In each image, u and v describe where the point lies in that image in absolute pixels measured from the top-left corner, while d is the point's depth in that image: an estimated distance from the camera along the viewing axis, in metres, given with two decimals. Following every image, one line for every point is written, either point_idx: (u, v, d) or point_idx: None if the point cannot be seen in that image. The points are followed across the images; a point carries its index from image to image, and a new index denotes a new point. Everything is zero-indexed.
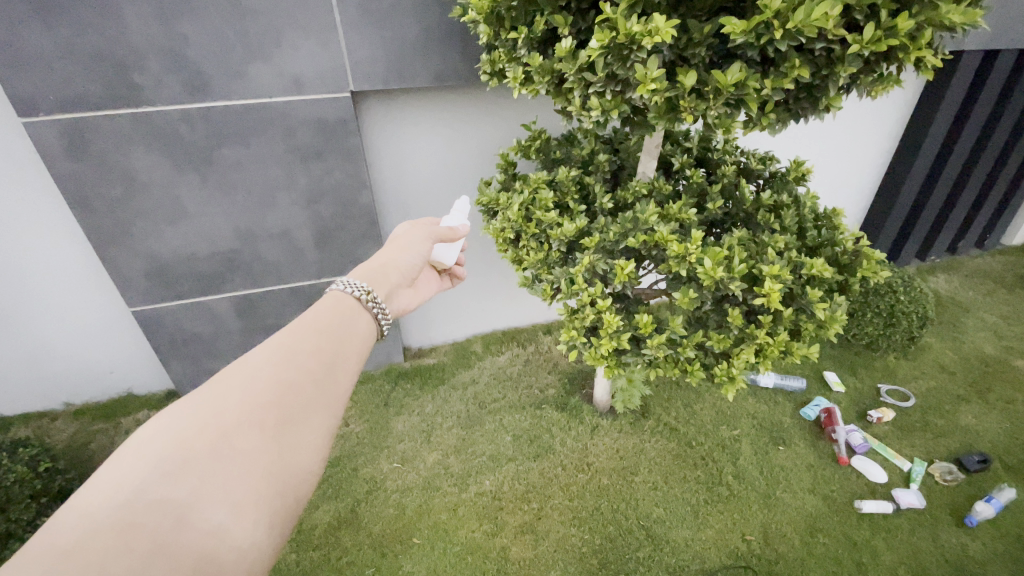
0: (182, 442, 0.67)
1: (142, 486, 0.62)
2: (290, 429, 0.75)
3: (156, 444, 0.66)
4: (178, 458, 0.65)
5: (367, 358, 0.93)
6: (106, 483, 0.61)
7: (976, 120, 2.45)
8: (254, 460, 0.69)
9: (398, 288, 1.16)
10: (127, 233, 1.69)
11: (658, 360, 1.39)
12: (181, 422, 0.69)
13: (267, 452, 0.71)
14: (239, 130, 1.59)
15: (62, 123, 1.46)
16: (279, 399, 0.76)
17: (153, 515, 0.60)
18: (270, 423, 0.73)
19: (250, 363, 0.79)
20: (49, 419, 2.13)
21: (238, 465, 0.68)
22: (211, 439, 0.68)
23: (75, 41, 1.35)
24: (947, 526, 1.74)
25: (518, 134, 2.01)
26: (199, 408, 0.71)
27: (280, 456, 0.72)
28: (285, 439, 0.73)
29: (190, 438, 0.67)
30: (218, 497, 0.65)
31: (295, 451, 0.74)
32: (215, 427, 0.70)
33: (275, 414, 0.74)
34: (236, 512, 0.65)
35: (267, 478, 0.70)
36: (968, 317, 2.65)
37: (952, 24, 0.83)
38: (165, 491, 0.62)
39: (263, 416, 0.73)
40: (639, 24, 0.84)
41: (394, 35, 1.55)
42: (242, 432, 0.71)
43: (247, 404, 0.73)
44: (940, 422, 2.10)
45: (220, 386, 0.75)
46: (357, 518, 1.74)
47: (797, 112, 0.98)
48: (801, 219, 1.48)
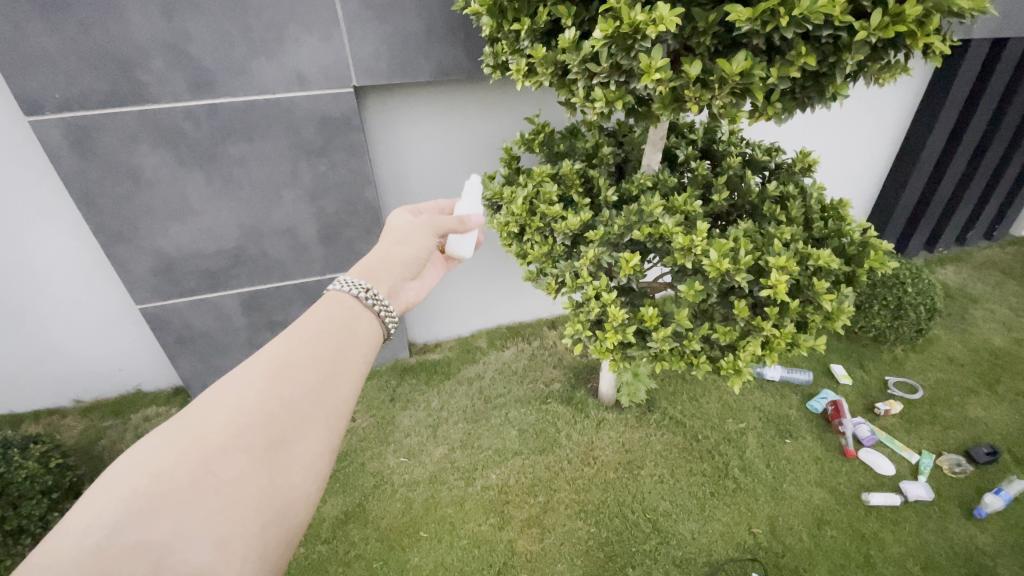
0: (165, 474, 0.67)
1: (121, 523, 0.62)
2: (277, 453, 0.74)
3: (139, 476, 0.66)
4: (159, 492, 0.65)
5: (368, 365, 0.93)
6: (86, 523, 0.61)
7: (985, 110, 2.42)
8: (240, 488, 0.70)
9: (401, 283, 1.15)
10: (134, 231, 1.70)
11: (663, 353, 1.38)
12: (164, 452, 0.69)
13: (254, 479, 0.71)
14: (243, 126, 1.60)
15: (68, 122, 1.47)
16: (267, 422, 0.76)
17: (132, 554, 0.60)
18: (257, 448, 0.73)
19: (237, 383, 0.79)
20: (59, 416, 2.15)
21: (223, 495, 0.68)
22: (195, 469, 0.68)
23: (80, 40, 1.36)
24: (956, 518, 1.73)
25: (521, 128, 2.00)
26: (182, 435, 0.71)
27: (268, 481, 0.72)
28: (272, 465, 0.73)
29: (173, 470, 0.68)
30: (202, 531, 0.65)
31: (285, 474, 0.74)
32: (199, 456, 0.70)
33: (263, 437, 0.74)
34: (221, 544, 0.65)
35: (255, 505, 0.70)
36: (976, 309, 2.63)
37: (960, 10, 0.82)
38: (145, 527, 0.62)
39: (251, 441, 0.73)
40: (643, 14, 0.82)
41: (396, 30, 1.55)
42: (227, 459, 0.71)
43: (233, 429, 0.74)
44: (949, 414, 2.08)
45: (205, 411, 0.75)
46: (364, 512, 1.75)
47: (803, 101, 0.97)
48: (807, 210, 1.47)
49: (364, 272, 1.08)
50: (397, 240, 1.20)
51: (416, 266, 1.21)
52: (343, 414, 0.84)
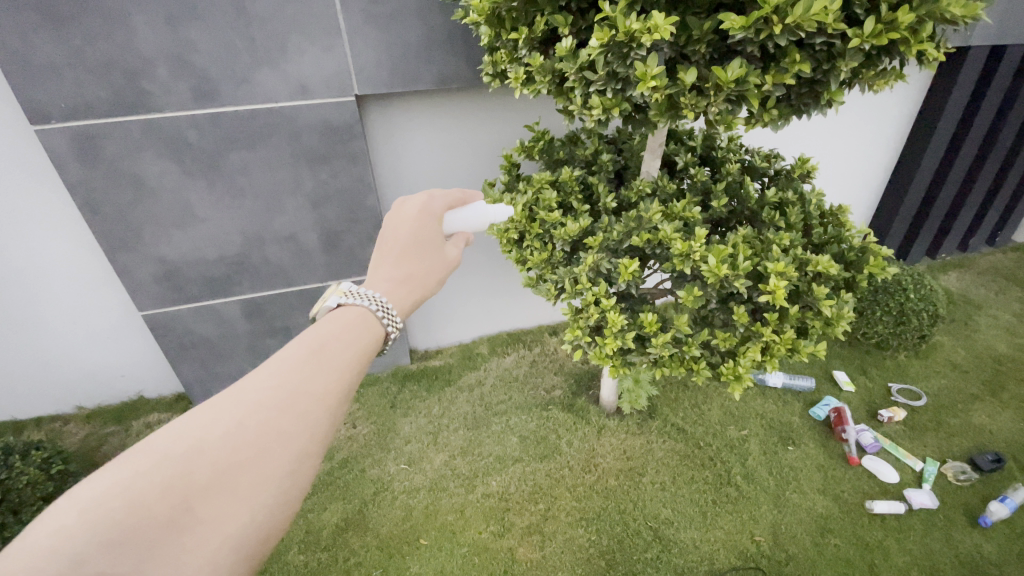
0: (147, 497, 0.58)
1: (90, 550, 0.52)
2: (271, 486, 0.66)
3: (118, 494, 0.56)
4: (139, 517, 0.56)
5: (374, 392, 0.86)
6: (49, 544, 0.51)
7: (985, 117, 2.43)
8: (223, 523, 0.61)
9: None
10: (137, 238, 1.72)
11: (663, 359, 1.38)
12: (151, 469, 0.60)
13: (239, 514, 0.62)
14: (246, 134, 1.61)
15: (73, 130, 1.49)
16: (265, 448, 0.67)
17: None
18: (252, 476, 0.65)
19: (241, 395, 0.70)
20: (61, 423, 2.16)
21: (205, 528, 0.60)
22: (181, 495, 0.59)
23: (86, 50, 1.38)
24: (961, 527, 1.71)
25: (521, 136, 2.01)
26: (172, 454, 0.62)
27: (254, 516, 0.64)
28: (262, 499, 0.65)
29: (159, 493, 0.58)
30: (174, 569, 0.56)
31: (272, 510, 0.66)
32: (188, 484, 0.60)
33: (259, 465, 0.66)
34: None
35: (234, 544, 0.62)
36: (980, 315, 2.62)
37: (953, 17, 0.84)
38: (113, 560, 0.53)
39: (244, 469, 0.65)
40: (638, 22, 0.84)
41: (398, 39, 1.57)
42: (217, 487, 0.62)
43: (230, 452, 0.65)
44: (953, 421, 2.07)
45: (203, 423, 0.66)
46: (364, 518, 1.74)
47: (799, 107, 0.98)
48: (806, 217, 1.47)
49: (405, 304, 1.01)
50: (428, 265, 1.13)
51: None
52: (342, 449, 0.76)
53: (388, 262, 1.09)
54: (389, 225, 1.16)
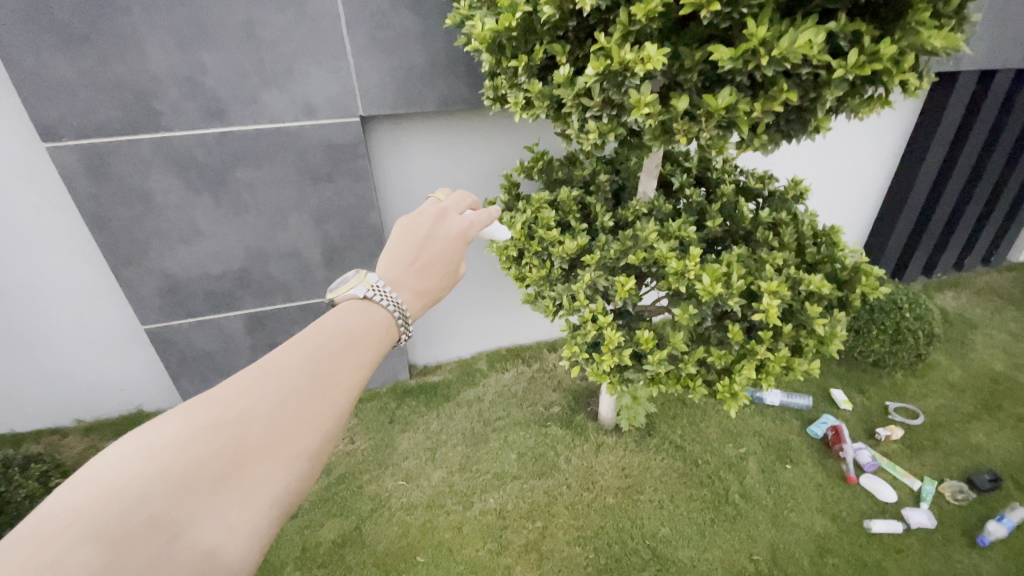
0: (191, 453, 0.59)
1: (139, 496, 0.54)
2: (307, 451, 0.66)
3: (163, 448, 0.58)
4: (184, 470, 0.57)
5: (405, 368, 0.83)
6: (102, 488, 0.54)
7: (976, 139, 2.48)
8: (261, 482, 0.61)
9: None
10: (142, 252, 1.75)
11: (659, 376, 1.39)
12: (194, 426, 0.61)
13: (275, 473, 0.63)
14: (252, 153, 1.66)
15: (84, 148, 1.53)
16: (300, 414, 0.67)
17: (145, 532, 0.53)
18: (288, 440, 0.65)
19: (280, 362, 0.71)
20: (60, 436, 2.16)
21: (245, 486, 0.60)
22: (221, 452, 0.60)
23: (100, 71, 1.43)
24: (959, 547, 1.71)
25: (521, 155, 2.06)
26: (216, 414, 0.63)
27: (290, 477, 0.64)
28: (296, 461, 0.65)
29: (200, 450, 0.59)
30: (216, 519, 0.57)
31: (305, 473, 0.66)
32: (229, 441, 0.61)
33: (293, 430, 0.66)
34: (232, 535, 0.58)
35: (272, 502, 0.62)
36: (976, 334, 2.64)
37: (935, 48, 0.87)
38: (161, 507, 0.55)
39: (280, 432, 0.65)
40: (631, 53, 0.88)
41: (402, 62, 1.62)
42: (255, 447, 0.63)
43: (266, 415, 0.65)
44: (950, 440, 2.07)
45: (242, 388, 0.67)
46: (361, 535, 1.74)
47: (788, 132, 1.02)
48: (800, 237, 1.50)
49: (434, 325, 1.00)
50: None
51: None
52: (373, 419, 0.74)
53: (444, 286, 1.03)
54: (441, 234, 1.04)
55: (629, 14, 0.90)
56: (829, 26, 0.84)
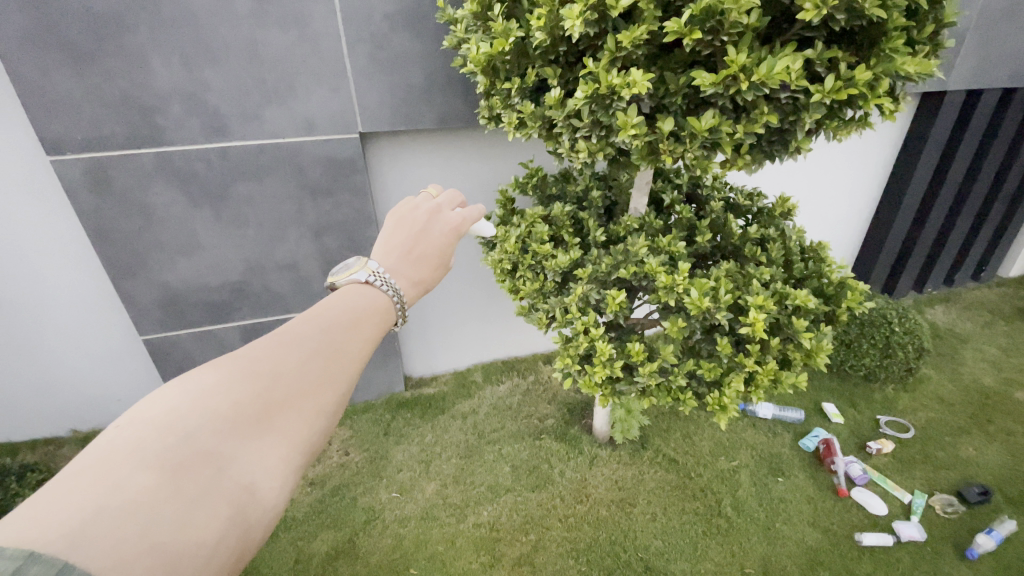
0: (229, 398, 0.60)
1: (186, 433, 0.56)
2: (332, 403, 0.68)
3: (203, 393, 0.60)
4: (225, 412, 0.59)
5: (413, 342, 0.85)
6: (150, 426, 0.55)
7: (962, 157, 2.54)
8: (295, 428, 0.63)
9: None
10: (142, 264, 1.77)
11: (650, 388, 1.42)
12: (229, 376, 0.63)
13: (306, 420, 0.64)
14: (253, 167, 1.69)
15: (87, 161, 1.56)
16: (327, 368, 0.69)
17: (194, 464, 0.54)
18: (315, 391, 0.67)
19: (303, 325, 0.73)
20: (55, 446, 2.16)
21: (278, 430, 0.61)
22: (256, 398, 0.62)
23: (105, 87, 1.47)
24: (949, 560, 1.72)
25: (517, 171, 2.10)
26: (248, 366, 0.65)
27: (319, 427, 0.65)
28: (323, 412, 0.66)
29: (238, 395, 0.61)
30: (256, 456, 0.58)
31: (330, 423, 0.67)
32: (262, 388, 0.63)
33: (320, 381, 0.67)
34: (271, 474, 0.59)
35: (305, 449, 0.63)
36: (966, 349, 2.67)
37: (908, 74, 0.92)
38: (208, 442, 0.56)
39: (310, 383, 0.67)
40: (618, 77, 0.93)
41: (400, 81, 1.66)
42: (288, 395, 0.64)
43: (295, 367, 0.67)
44: (941, 453, 2.09)
45: (269, 345, 0.68)
46: (355, 547, 1.74)
47: (771, 153, 1.05)
48: (788, 252, 1.53)
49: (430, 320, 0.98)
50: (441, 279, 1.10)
51: None
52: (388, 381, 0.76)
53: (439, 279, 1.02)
54: (436, 229, 1.04)
55: (616, 41, 0.94)
56: (806, 53, 0.89)
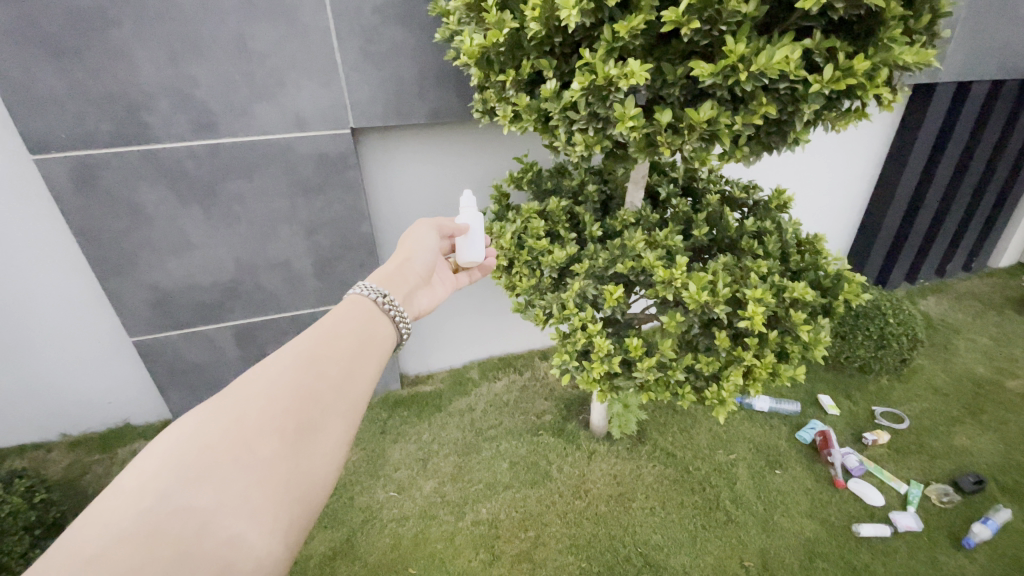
0: (203, 451, 0.64)
1: (165, 491, 0.59)
2: (310, 437, 0.72)
3: (177, 450, 0.64)
4: (201, 465, 0.63)
5: (386, 364, 0.90)
6: (128, 491, 0.58)
7: (954, 148, 2.55)
8: (275, 468, 0.67)
9: (416, 288, 1.16)
10: (131, 264, 1.74)
11: (649, 383, 1.41)
12: (206, 427, 0.67)
13: (285, 460, 0.68)
14: (242, 165, 1.66)
15: (72, 160, 1.53)
16: (298, 405, 0.74)
17: (175, 521, 0.57)
18: (289, 430, 0.71)
19: (273, 367, 0.78)
20: (45, 451, 2.13)
21: (258, 470, 0.65)
22: (233, 446, 0.66)
23: (90, 84, 1.44)
24: (946, 549, 1.73)
25: (511, 166, 2.08)
26: (222, 415, 0.69)
27: (301, 462, 0.69)
28: (302, 447, 0.71)
29: (214, 446, 0.65)
30: (239, 504, 0.62)
31: (312, 458, 0.71)
32: (238, 432, 0.67)
33: (293, 420, 0.72)
34: (256, 519, 0.62)
35: (288, 486, 0.67)
36: (958, 339, 2.69)
37: (907, 63, 0.91)
38: (187, 497, 0.60)
39: (283, 423, 0.71)
40: (616, 68, 0.92)
41: (392, 75, 1.64)
42: (263, 438, 0.68)
43: (267, 411, 0.71)
44: (935, 443, 2.11)
45: (239, 393, 0.73)
46: (353, 548, 1.73)
47: (768, 145, 1.04)
48: (784, 245, 1.52)
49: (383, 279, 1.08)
50: (410, 246, 1.24)
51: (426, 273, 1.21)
52: (365, 403, 0.81)
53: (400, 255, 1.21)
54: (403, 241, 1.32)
55: (612, 32, 0.93)
56: (805, 43, 0.87)
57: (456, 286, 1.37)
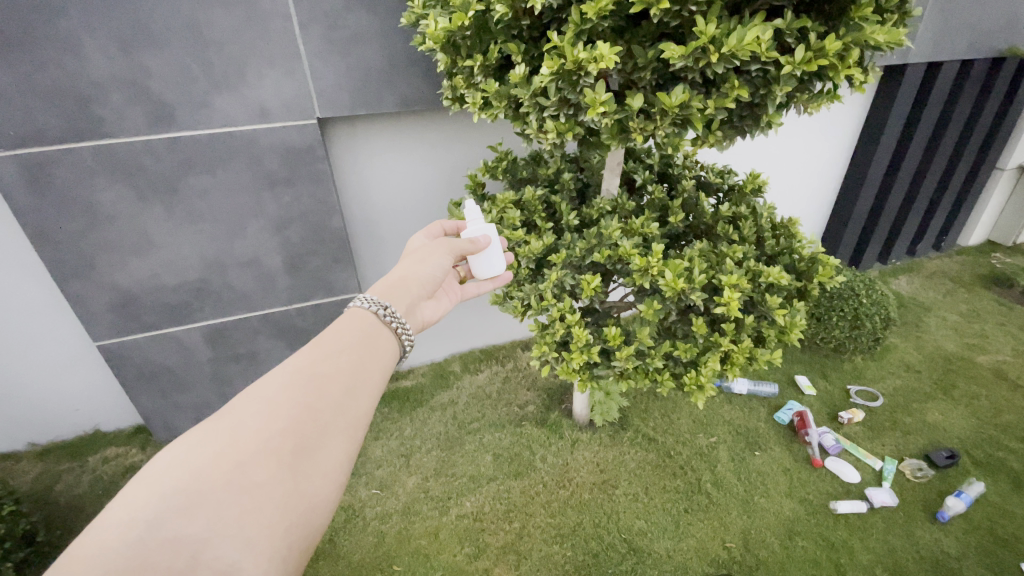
0: (196, 476, 0.64)
1: (156, 520, 0.59)
2: (305, 460, 0.71)
3: (170, 476, 0.63)
4: (193, 492, 0.62)
5: (386, 378, 0.89)
6: (119, 521, 0.58)
7: (924, 129, 2.59)
8: (269, 493, 0.66)
9: (420, 299, 1.13)
10: (91, 266, 1.67)
11: (628, 371, 1.40)
12: (199, 450, 0.67)
13: (281, 484, 0.68)
14: (205, 159, 1.59)
15: (21, 158, 1.44)
16: (293, 426, 0.73)
17: (166, 552, 0.57)
18: (286, 452, 0.70)
19: (269, 386, 0.78)
20: (11, 462, 2.04)
21: (253, 496, 0.65)
22: (227, 470, 0.66)
23: (36, 77, 1.36)
24: (921, 523, 1.78)
25: (485, 155, 2.05)
26: (216, 438, 0.69)
27: (296, 486, 0.69)
28: (297, 470, 0.70)
29: (208, 470, 0.65)
30: (233, 532, 0.61)
31: (308, 480, 0.70)
32: (232, 457, 0.67)
33: (289, 442, 0.71)
34: (251, 546, 0.62)
35: (283, 511, 0.66)
36: (929, 317, 2.75)
37: (878, 43, 0.90)
38: (179, 525, 0.59)
39: (278, 445, 0.70)
40: (585, 52, 0.89)
41: (359, 63, 1.58)
42: (258, 462, 0.68)
43: (262, 433, 0.71)
44: (908, 419, 2.16)
45: (234, 414, 0.73)
46: (335, 547, 1.70)
47: (741, 128, 1.03)
48: (759, 229, 1.52)
49: (385, 290, 1.06)
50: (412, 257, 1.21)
51: (431, 284, 1.18)
52: (363, 423, 0.80)
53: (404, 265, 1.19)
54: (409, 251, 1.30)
55: (580, 14, 0.90)
56: (776, 23, 0.86)
57: (461, 297, 1.34)
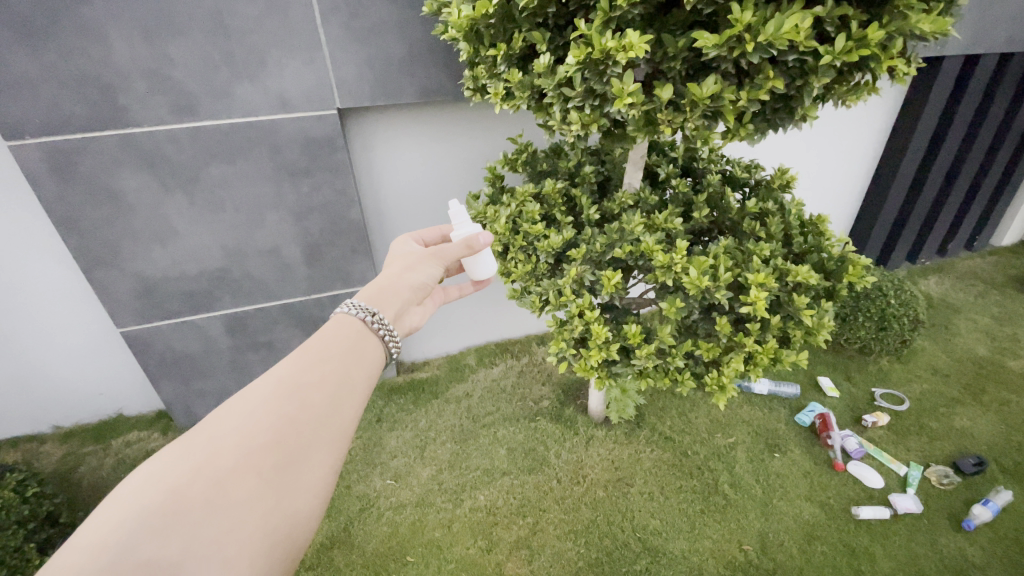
0: (174, 495, 0.63)
1: (131, 542, 0.58)
2: (286, 475, 0.71)
3: (145, 495, 0.63)
4: (170, 512, 0.62)
5: (372, 386, 0.89)
6: (91, 543, 0.57)
7: (960, 124, 2.48)
8: (249, 512, 0.66)
9: (408, 305, 1.12)
10: (115, 253, 1.69)
11: (647, 369, 1.37)
12: (176, 468, 0.66)
13: (261, 501, 0.67)
14: (226, 149, 1.60)
15: (48, 146, 1.46)
16: (275, 440, 0.73)
17: None
18: (266, 467, 0.70)
19: (251, 398, 0.77)
20: (37, 443, 2.10)
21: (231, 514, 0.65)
22: (205, 487, 0.65)
23: (62, 66, 1.37)
24: (946, 531, 1.72)
25: (504, 147, 2.02)
26: (194, 454, 0.68)
27: (276, 503, 0.68)
28: (278, 485, 0.70)
29: (185, 488, 0.64)
30: (210, 553, 0.61)
31: (290, 495, 0.70)
32: (211, 474, 0.67)
33: (270, 457, 0.71)
34: (228, 566, 0.62)
35: (262, 529, 0.66)
36: (960, 319, 2.66)
37: (923, 32, 0.85)
38: (155, 547, 0.59)
39: (259, 460, 0.70)
40: (613, 40, 0.85)
41: (379, 52, 1.57)
42: (238, 479, 0.67)
43: (244, 447, 0.70)
44: (935, 425, 2.09)
45: (214, 428, 0.72)
46: (349, 536, 1.71)
47: (775, 122, 0.99)
48: (786, 227, 1.47)
49: (374, 294, 1.05)
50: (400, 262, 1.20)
51: (422, 290, 1.18)
52: (347, 434, 0.80)
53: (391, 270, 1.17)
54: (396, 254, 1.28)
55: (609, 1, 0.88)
56: (816, 10, 0.81)
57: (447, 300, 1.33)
